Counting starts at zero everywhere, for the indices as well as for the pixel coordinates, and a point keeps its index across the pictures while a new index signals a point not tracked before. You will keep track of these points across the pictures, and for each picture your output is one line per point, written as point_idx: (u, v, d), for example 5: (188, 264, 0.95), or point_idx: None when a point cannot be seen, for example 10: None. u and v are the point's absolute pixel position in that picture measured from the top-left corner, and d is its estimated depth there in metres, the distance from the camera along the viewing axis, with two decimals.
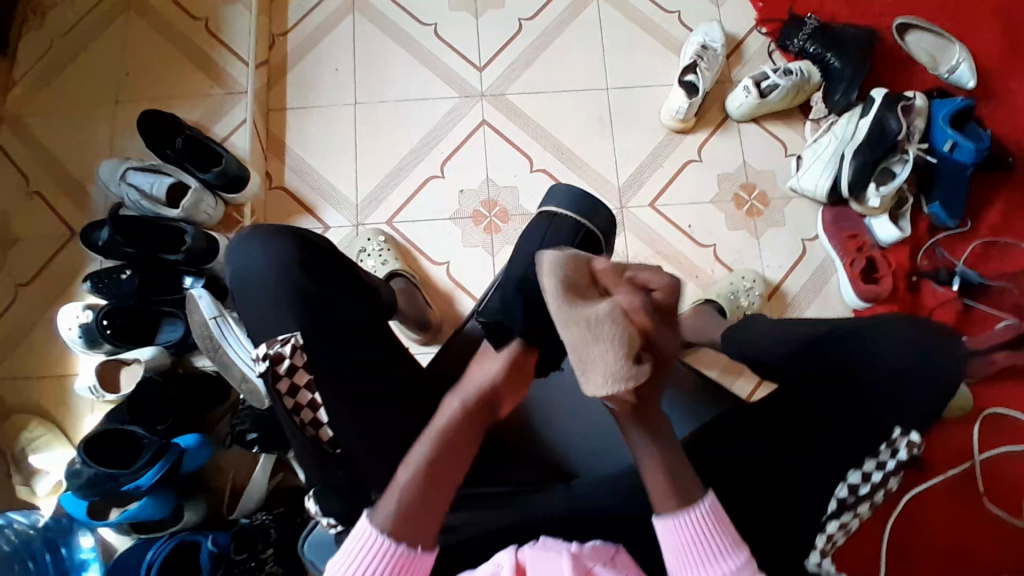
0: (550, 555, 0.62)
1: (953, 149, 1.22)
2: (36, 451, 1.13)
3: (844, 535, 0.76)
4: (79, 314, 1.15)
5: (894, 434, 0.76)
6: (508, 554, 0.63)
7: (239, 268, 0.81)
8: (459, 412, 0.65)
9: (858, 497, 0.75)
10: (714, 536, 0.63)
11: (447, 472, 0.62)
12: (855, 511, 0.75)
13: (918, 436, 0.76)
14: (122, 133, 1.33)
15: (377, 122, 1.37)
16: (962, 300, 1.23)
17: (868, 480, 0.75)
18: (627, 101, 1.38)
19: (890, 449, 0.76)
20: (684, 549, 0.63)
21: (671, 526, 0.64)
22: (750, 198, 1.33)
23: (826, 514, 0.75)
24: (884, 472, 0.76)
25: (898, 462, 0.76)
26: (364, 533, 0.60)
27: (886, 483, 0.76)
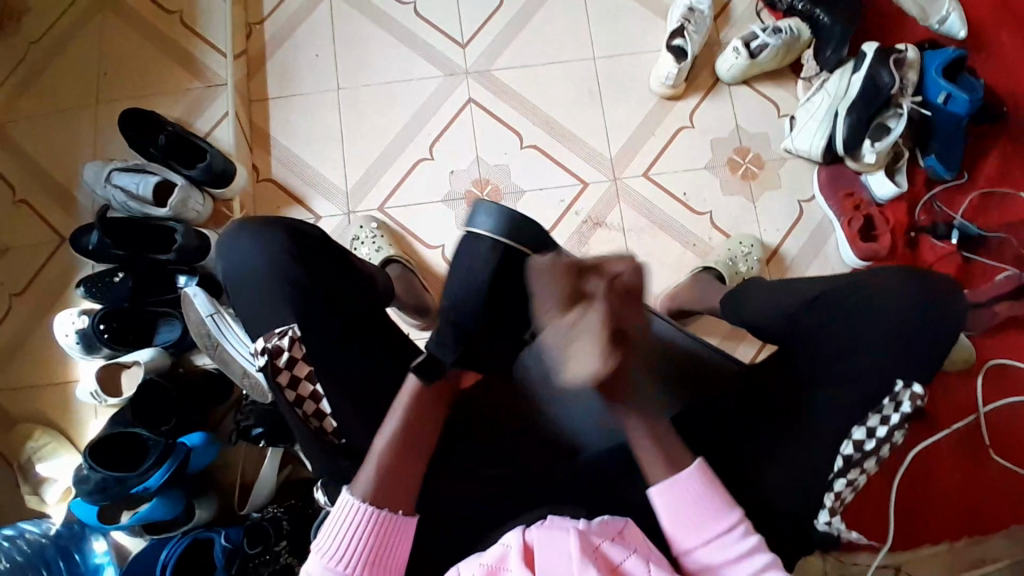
0: (558, 533, 0.63)
1: (947, 101, 1.19)
2: (43, 459, 1.13)
3: (852, 492, 0.76)
4: (74, 319, 1.14)
5: (896, 387, 0.75)
6: (516, 535, 0.64)
7: (232, 264, 0.81)
8: (415, 395, 0.70)
9: (864, 454, 0.74)
10: (706, 498, 0.66)
11: (410, 455, 0.69)
12: (862, 468, 0.74)
13: (920, 387, 0.75)
14: (103, 134, 1.31)
15: (362, 107, 1.35)
16: (962, 254, 1.23)
17: (873, 435, 0.74)
18: (615, 70, 1.36)
19: (894, 402, 0.74)
20: (681, 511, 0.66)
21: (661, 494, 0.67)
22: (744, 161, 1.31)
23: (833, 472, 0.74)
24: (889, 426, 0.74)
25: (903, 415, 0.74)
26: (348, 506, 0.66)
27: (893, 437, 0.74)
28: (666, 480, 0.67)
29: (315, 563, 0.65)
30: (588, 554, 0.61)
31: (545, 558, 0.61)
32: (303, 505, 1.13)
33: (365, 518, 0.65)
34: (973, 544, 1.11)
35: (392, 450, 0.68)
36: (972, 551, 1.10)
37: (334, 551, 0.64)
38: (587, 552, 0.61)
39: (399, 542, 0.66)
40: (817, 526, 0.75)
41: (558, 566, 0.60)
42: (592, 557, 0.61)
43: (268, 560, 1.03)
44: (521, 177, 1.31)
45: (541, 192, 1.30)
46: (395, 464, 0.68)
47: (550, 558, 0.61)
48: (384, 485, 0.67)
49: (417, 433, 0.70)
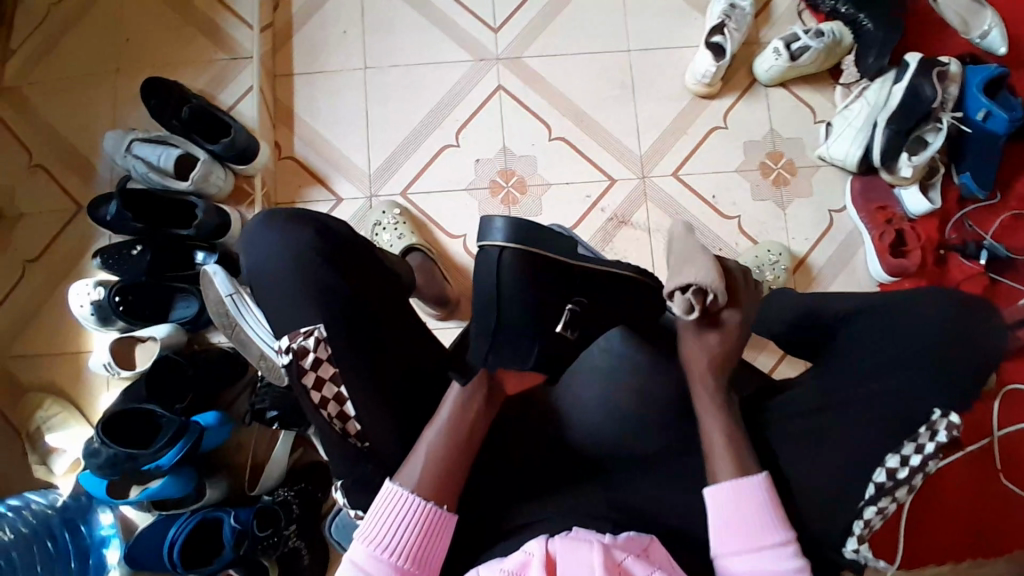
0: (582, 546, 0.61)
1: (986, 118, 1.17)
2: (52, 430, 1.12)
3: (882, 519, 0.72)
4: (90, 291, 1.12)
5: (934, 416, 0.71)
6: (538, 544, 0.62)
7: (256, 256, 0.78)
8: (457, 402, 0.73)
9: (896, 482, 0.71)
10: (767, 507, 0.69)
11: (451, 464, 0.70)
12: (893, 496, 0.71)
13: (958, 417, 0.70)
14: (125, 103, 1.28)
15: (389, 88, 1.32)
16: (989, 274, 1.21)
17: (907, 464, 0.70)
18: (649, 65, 1.32)
19: (930, 431, 0.71)
20: (738, 515, 0.69)
21: (722, 494, 0.70)
22: (776, 166, 1.29)
23: (864, 500, 0.71)
24: (924, 456, 0.71)
25: (938, 444, 0.71)
26: (397, 502, 0.68)
27: (926, 467, 0.71)
28: (723, 483, 0.70)
29: (359, 550, 0.67)
30: (611, 571, 0.59)
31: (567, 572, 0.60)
32: (314, 491, 1.13)
33: (413, 513, 0.68)
34: (979, 567, 1.11)
35: (435, 458, 0.70)
36: (977, 574, 1.11)
37: (380, 540, 0.67)
38: (611, 569, 0.60)
39: (440, 537, 0.68)
40: (843, 553, 0.72)
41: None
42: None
43: (277, 542, 1.05)
44: (548, 171, 1.29)
45: (567, 186, 1.28)
46: (438, 472, 0.70)
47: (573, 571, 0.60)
48: (426, 489, 0.69)
49: (459, 444, 0.72)
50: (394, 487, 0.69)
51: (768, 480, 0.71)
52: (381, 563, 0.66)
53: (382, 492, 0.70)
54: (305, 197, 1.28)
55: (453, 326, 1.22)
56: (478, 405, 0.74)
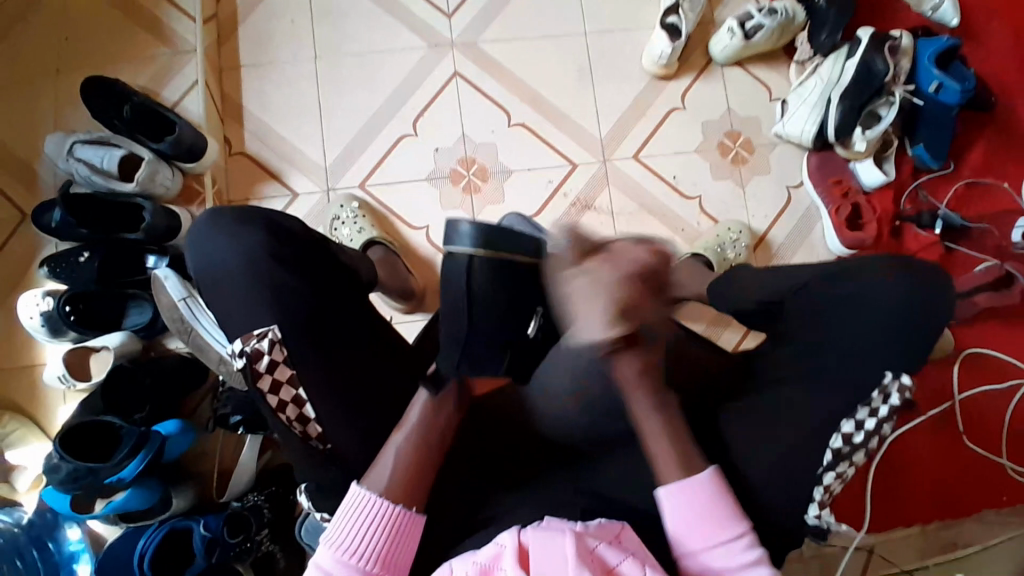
0: (554, 536, 0.61)
1: (938, 91, 1.19)
2: (8, 448, 1.08)
3: (840, 484, 0.73)
4: (39, 301, 1.08)
5: (885, 378, 0.72)
6: (511, 536, 0.62)
7: (202, 262, 0.75)
8: (427, 403, 0.72)
9: (852, 447, 0.71)
10: (715, 505, 0.67)
11: (419, 461, 0.70)
12: (850, 460, 0.71)
13: (908, 378, 0.72)
14: (65, 105, 1.22)
15: (342, 79, 1.29)
16: (945, 243, 1.23)
17: (862, 427, 0.70)
18: (606, 47, 1.31)
19: (882, 395, 0.71)
20: (694, 515, 0.67)
21: (674, 496, 0.68)
22: (735, 145, 1.29)
23: (822, 466, 0.71)
24: (878, 419, 0.71)
25: (891, 407, 0.71)
26: (365, 501, 0.67)
27: (881, 429, 0.71)
28: (677, 483, 0.69)
29: (325, 554, 0.66)
30: (585, 558, 0.59)
31: (539, 562, 0.59)
32: (284, 493, 1.11)
33: (382, 512, 0.67)
34: (945, 528, 1.15)
35: (405, 454, 0.70)
36: (943, 534, 1.14)
37: (346, 544, 0.66)
38: (582, 556, 0.59)
39: (408, 538, 0.68)
40: (807, 521, 0.72)
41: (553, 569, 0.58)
42: (587, 563, 0.59)
43: (250, 548, 1.02)
44: (509, 157, 1.27)
45: (529, 172, 1.27)
46: (408, 471, 0.69)
47: (545, 561, 0.59)
48: (396, 489, 0.68)
49: (430, 443, 0.71)
50: (361, 489, 0.68)
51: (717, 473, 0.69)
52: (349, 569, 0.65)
53: (350, 493, 0.69)
54: (259, 194, 1.24)
55: (418, 319, 1.20)
56: (449, 403, 0.74)
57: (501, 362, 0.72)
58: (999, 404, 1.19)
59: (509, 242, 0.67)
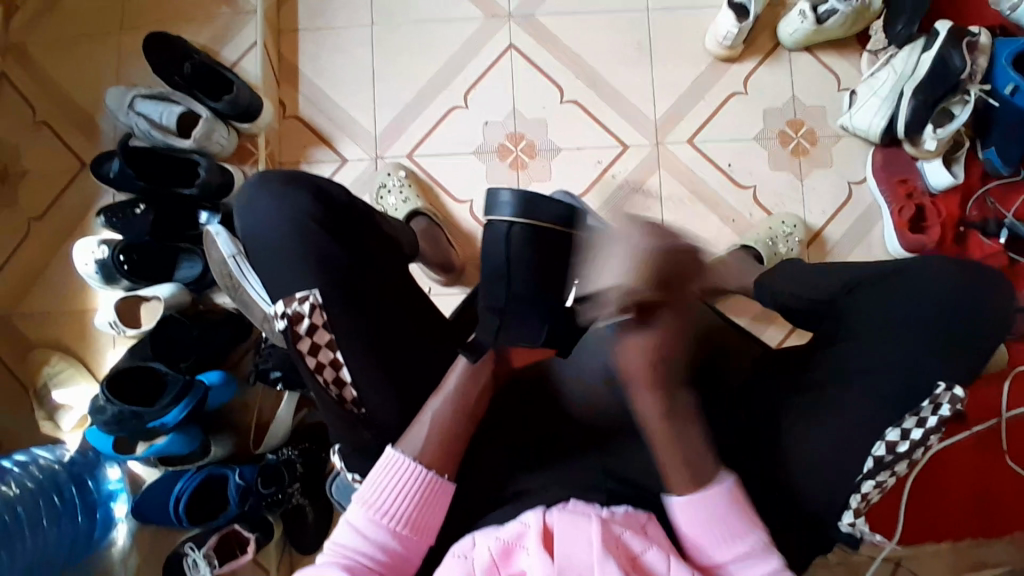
0: (580, 520, 0.61)
1: (1014, 93, 1.10)
2: (58, 387, 1.14)
3: (879, 492, 0.70)
4: (95, 249, 1.11)
5: (938, 389, 0.68)
6: (536, 516, 0.62)
7: (251, 222, 0.76)
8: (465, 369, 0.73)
9: (896, 456, 0.67)
10: (729, 517, 0.66)
11: (453, 431, 0.70)
12: (892, 470, 0.68)
13: (962, 390, 0.68)
14: (128, 60, 1.25)
15: (397, 46, 1.28)
16: (1008, 254, 1.17)
17: (907, 437, 0.67)
18: (668, 26, 1.27)
19: (933, 405, 0.68)
20: (704, 526, 0.66)
21: (684, 509, 0.67)
22: (797, 135, 1.24)
23: (862, 474, 0.68)
24: (925, 430, 0.67)
25: (941, 419, 0.68)
26: (398, 465, 0.67)
27: (927, 441, 0.68)
28: (691, 494, 0.67)
29: (359, 513, 0.67)
30: (610, 546, 0.59)
31: (564, 546, 0.59)
32: (317, 451, 1.12)
33: (415, 479, 0.67)
34: (977, 549, 1.11)
35: (440, 423, 0.70)
36: (977, 554, 1.11)
37: (379, 505, 0.66)
38: (607, 543, 0.59)
39: (438, 504, 0.68)
40: (839, 527, 0.70)
41: (576, 553, 0.58)
42: (612, 550, 0.59)
43: (280, 500, 1.06)
44: (558, 135, 1.25)
45: (577, 152, 1.24)
46: (442, 437, 0.69)
47: (570, 542, 0.59)
48: (430, 456, 0.69)
49: (465, 412, 0.72)
50: (396, 454, 0.68)
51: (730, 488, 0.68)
52: (381, 530, 0.66)
53: (383, 456, 0.69)
54: (309, 157, 1.25)
55: (455, 294, 1.20)
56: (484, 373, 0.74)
57: (541, 329, 0.70)
58: None
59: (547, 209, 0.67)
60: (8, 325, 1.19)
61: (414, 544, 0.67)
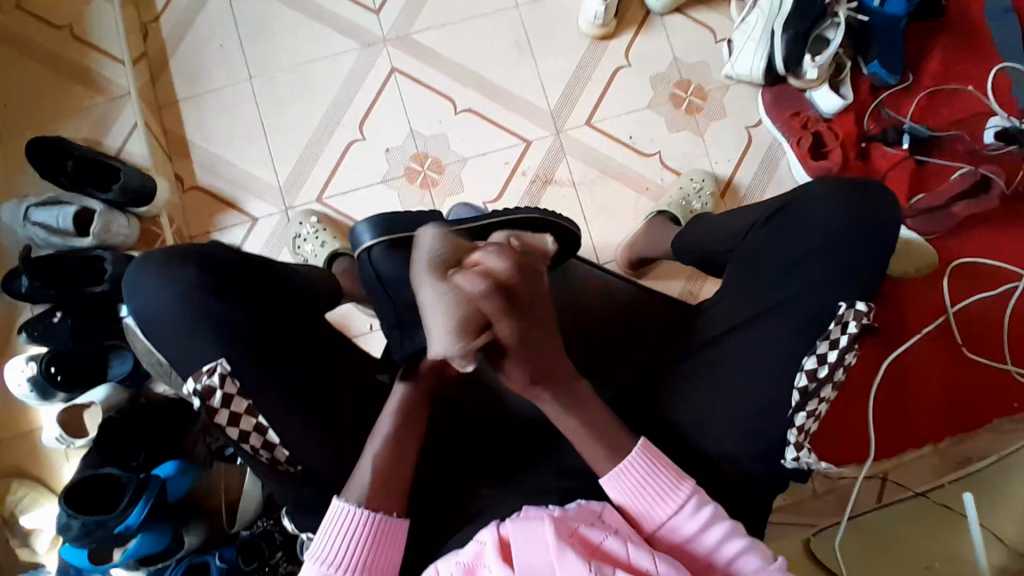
0: (532, 524, 0.61)
1: (882, 3, 1.20)
2: (24, 512, 1.12)
3: (816, 421, 0.72)
4: (23, 368, 1.08)
5: (841, 308, 0.70)
6: (490, 532, 0.62)
7: (142, 310, 0.73)
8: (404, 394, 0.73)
9: (818, 382, 0.70)
10: (656, 477, 0.66)
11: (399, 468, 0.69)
12: (819, 396, 0.70)
13: (864, 304, 0.70)
14: (13, 170, 1.23)
15: (281, 94, 1.27)
16: (915, 157, 1.22)
17: (825, 361, 0.70)
18: (540, 15, 1.28)
19: (840, 325, 0.70)
20: (639, 493, 0.66)
21: (617, 483, 0.67)
22: (687, 94, 1.26)
23: (792, 408, 0.70)
24: (839, 351, 0.70)
25: (851, 336, 0.70)
26: (345, 512, 0.66)
27: (846, 361, 0.70)
28: (613, 470, 0.67)
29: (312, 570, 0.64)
30: (566, 539, 0.59)
31: (520, 553, 0.59)
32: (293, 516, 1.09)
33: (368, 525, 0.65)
34: (958, 444, 1.14)
35: (383, 462, 0.69)
36: (957, 451, 1.14)
37: (331, 558, 0.64)
38: (563, 537, 0.59)
39: (397, 546, 0.67)
40: (785, 463, 0.71)
41: (535, 556, 0.59)
42: (569, 542, 0.59)
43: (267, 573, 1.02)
44: (460, 146, 1.26)
45: (482, 158, 1.25)
46: (388, 474, 0.68)
47: (526, 550, 0.59)
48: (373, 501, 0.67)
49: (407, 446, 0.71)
50: (343, 503, 0.66)
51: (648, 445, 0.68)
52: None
53: (331, 505, 0.67)
54: (219, 225, 1.24)
55: (382, 337, 1.18)
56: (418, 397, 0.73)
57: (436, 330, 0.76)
58: (997, 310, 1.18)
59: (404, 225, 0.79)
60: None
61: None
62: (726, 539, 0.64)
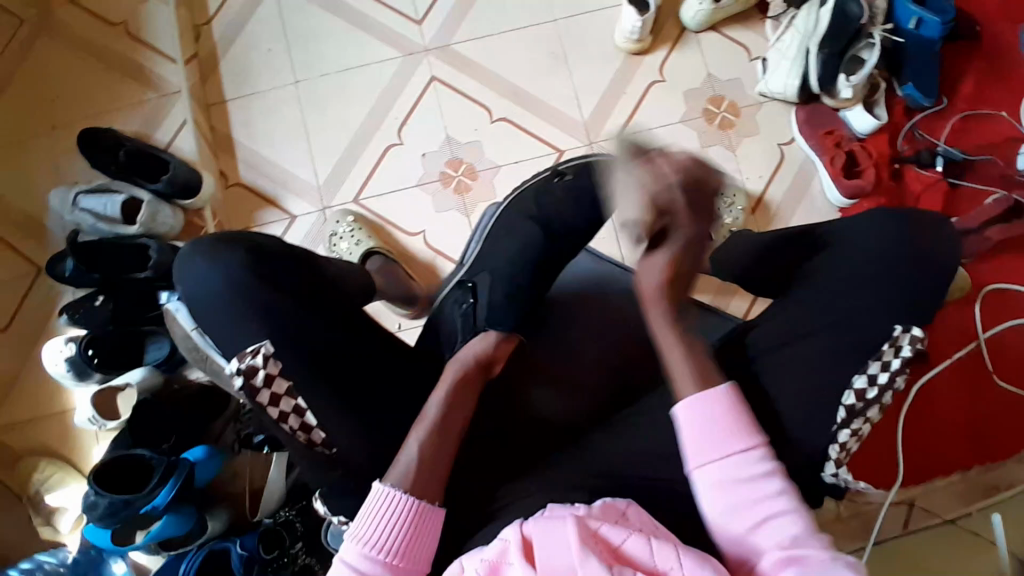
0: (556, 523, 0.60)
1: (918, 26, 1.19)
2: (51, 490, 1.14)
3: (857, 441, 0.73)
4: (62, 348, 1.12)
5: (895, 331, 0.71)
6: (513, 529, 0.61)
7: (192, 289, 0.75)
8: (454, 379, 0.77)
9: (866, 403, 0.71)
10: (726, 417, 0.67)
11: (434, 461, 0.69)
12: (866, 417, 0.71)
13: (920, 330, 0.71)
14: (64, 159, 1.28)
15: (323, 98, 1.32)
16: (947, 180, 1.21)
17: (875, 383, 0.71)
18: (578, 30, 1.31)
19: (894, 348, 0.71)
20: (701, 431, 0.67)
21: (687, 411, 0.68)
22: (720, 110, 1.28)
23: (837, 424, 0.71)
24: (890, 373, 0.71)
25: (903, 360, 0.71)
26: (391, 497, 0.66)
27: (895, 384, 0.71)
28: (691, 396, 0.68)
29: (353, 552, 0.64)
30: (588, 542, 0.58)
31: (543, 551, 0.59)
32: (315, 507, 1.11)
33: (408, 510, 0.66)
34: (988, 471, 1.12)
35: (424, 457, 0.69)
36: (984, 479, 1.12)
37: (374, 540, 0.64)
38: (586, 539, 0.59)
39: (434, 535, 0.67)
40: (824, 478, 0.73)
41: (556, 555, 0.58)
42: (592, 547, 0.58)
43: (286, 562, 1.03)
44: (494, 153, 1.28)
45: (516, 165, 1.28)
46: (426, 469, 0.68)
47: (548, 547, 0.59)
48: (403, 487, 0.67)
49: (445, 438, 0.72)
50: (390, 489, 0.66)
51: (733, 388, 0.69)
52: (373, 562, 0.63)
53: (374, 491, 0.67)
54: (258, 220, 1.27)
55: (422, 324, 1.21)
56: (458, 389, 0.76)
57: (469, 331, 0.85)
58: None
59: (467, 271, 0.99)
60: None
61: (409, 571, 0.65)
62: (775, 499, 0.64)
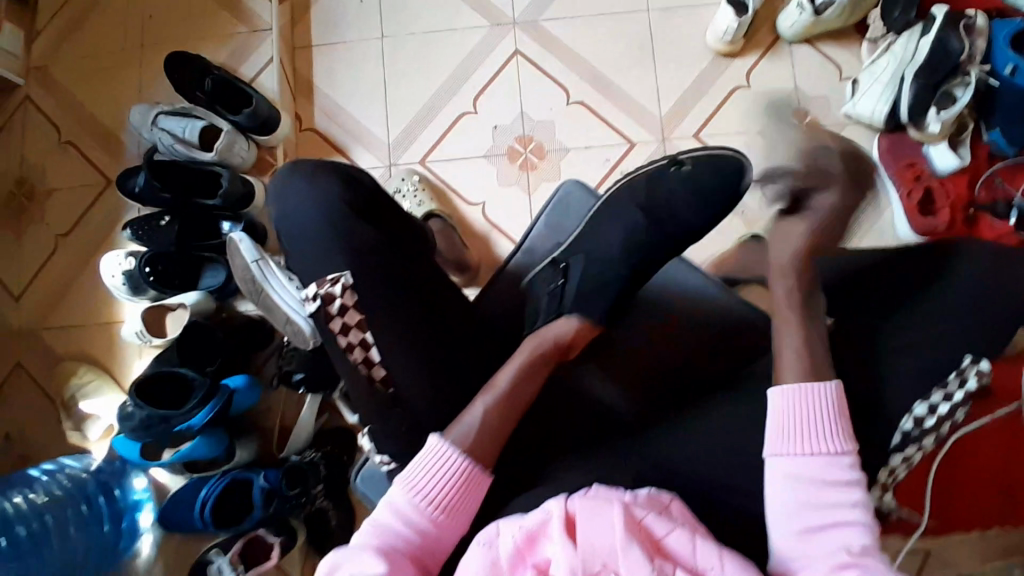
0: (602, 506, 0.60)
1: (1014, 73, 1.11)
2: (85, 397, 1.16)
3: (906, 468, 0.72)
4: (122, 261, 1.15)
5: (963, 361, 0.70)
6: (558, 504, 0.62)
7: (284, 210, 0.77)
8: (530, 355, 0.76)
9: (923, 431, 0.69)
10: (835, 417, 0.66)
11: (501, 426, 0.70)
12: (920, 444, 0.70)
13: (988, 363, 0.70)
14: (149, 79, 1.31)
15: (407, 56, 1.32)
16: (1022, 233, 1.17)
17: (935, 411, 0.69)
18: (669, 24, 1.30)
19: (959, 378, 0.69)
20: (802, 418, 0.66)
21: (788, 395, 0.68)
22: (801, 126, 1.26)
23: (889, 448, 0.70)
24: (952, 404, 0.69)
25: (966, 392, 0.69)
26: (445, 454, 0.68)
27: (954, 414, 0.69)
28: (794, 385, 0.68)
29: (399, 495, 0.67)
30: (632, 528, 0.59)
31: (585, 531, 0.59)
32: (339, 455, 1.12)
33: (458, 470, 0.67)
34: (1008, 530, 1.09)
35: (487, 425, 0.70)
36: (1004, 534, 1.10)
37: (420, 488, 0.67)
38: (631, 529, 0.59)
39: (475, 497, 0.68)
40: (869, 501, 0.73)
41: (599, 537, 0.58)
42: (635, 534, 0.59)
43: (303, 501, 1.06)
44: (567, 136, 1.28)
45: (586, 151, 1.27)
46: (489, 433, 0.70)
47: (593, 527, 0.59)
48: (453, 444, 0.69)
49: (513, 408, 0.72)
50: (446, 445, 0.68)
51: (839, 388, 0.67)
52: (417, 513, 0.66)
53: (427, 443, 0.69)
54: None
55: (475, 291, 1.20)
56: (536, 362, 0.76)
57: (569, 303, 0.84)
58: None
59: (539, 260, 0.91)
60: (34, 338, 1.23)
61: (446, 528, 0.67)
62: (851, 509, 0.62)
